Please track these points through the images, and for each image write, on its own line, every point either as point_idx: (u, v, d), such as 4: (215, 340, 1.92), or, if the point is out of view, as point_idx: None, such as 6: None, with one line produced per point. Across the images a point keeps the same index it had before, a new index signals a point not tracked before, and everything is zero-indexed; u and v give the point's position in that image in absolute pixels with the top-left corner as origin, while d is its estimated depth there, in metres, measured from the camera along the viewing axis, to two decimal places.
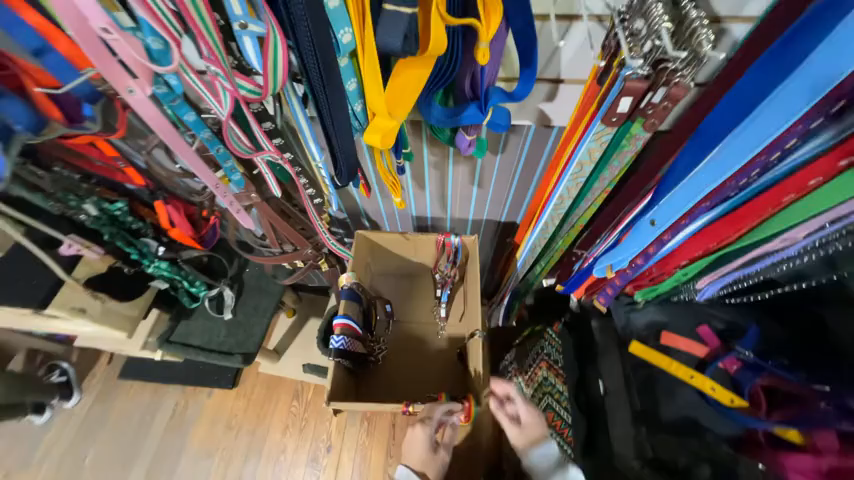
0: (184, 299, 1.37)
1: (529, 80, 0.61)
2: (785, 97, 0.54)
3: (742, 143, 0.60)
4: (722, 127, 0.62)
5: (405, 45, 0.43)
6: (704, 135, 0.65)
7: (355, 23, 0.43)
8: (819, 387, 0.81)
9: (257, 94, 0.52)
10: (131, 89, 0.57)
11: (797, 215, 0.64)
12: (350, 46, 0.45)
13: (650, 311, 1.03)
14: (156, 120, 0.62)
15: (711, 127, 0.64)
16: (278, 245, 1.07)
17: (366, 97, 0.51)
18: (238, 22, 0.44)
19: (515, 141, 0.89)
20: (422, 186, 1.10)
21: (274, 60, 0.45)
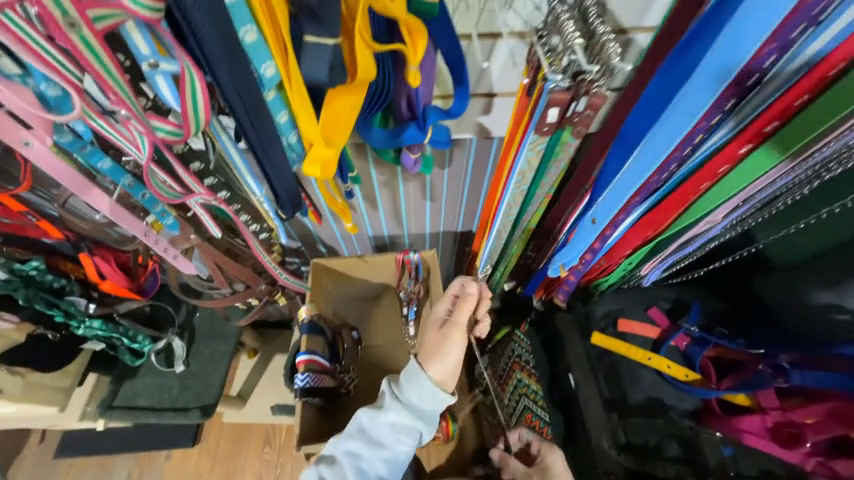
0: (127, 358, 1.26)
1: (464, 96, 0.60)
2: (691, 97, 0.54)
3: (654, 145, 0.61)
4: (638, 132, 0.61)
5: (333, 77, 0.41)
6: (625, 139, 0.63)
7: (276, 55, 0.41)
8: (757, 351, 0.91)
9: (177, 135, 0.48)
10: (27, 141, 0.52)
11: (718, 196, 0.70)
12: (275, 79, 0.44)
13: (607, 301, 1.08)
14: (61, 171, 0.57)
15: (631, 131, 0.62)
16: (228, 285, 1.00)
17: (300, 128, 0.50)
18: (147, 62, 0.41)
19: (459, 154, 0.91)
20: (375, 206, 1.09)
21: (193, 98, 0.43)
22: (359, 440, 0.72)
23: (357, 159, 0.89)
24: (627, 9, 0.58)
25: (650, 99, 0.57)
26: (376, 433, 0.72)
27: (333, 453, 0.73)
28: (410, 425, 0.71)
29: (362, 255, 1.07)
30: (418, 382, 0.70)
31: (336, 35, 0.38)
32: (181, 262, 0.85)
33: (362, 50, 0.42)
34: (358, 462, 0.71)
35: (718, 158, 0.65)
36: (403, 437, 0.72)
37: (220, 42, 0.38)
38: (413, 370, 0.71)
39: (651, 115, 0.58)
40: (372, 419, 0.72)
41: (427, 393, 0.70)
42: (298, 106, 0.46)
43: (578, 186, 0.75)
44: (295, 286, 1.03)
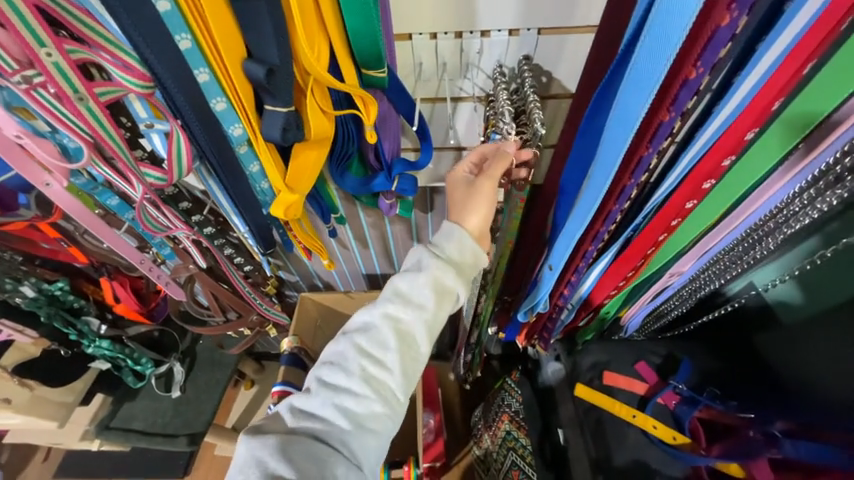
0: (130, 379, 1.32)
1: (428, 150, 0.67)
2: (603, 160, 0.53)
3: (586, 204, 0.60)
4: (575, 185, 0.62)
5: (285, 136, 0.50)
6: (566, 192, 0.64)
7: (243, 120, 0.50)
8: (746, 415, 0.84)
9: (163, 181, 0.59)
10: (48, 182, 0.61)
11: (674, 244, 0.70)
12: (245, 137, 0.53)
13: (592, 351, 1.05)
14: (73, 208, 0.66)
15: (569, 184, 0.62)
16: (222, 313, 1.06)
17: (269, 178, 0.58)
18: (144, 122, 0.52)
19: (441, 199, 0.97)
20: (366, 245, 1.16)
21: (178, 149, 0.53)
22: (393, 306, 0.61)
23: (346, 203, 0.98)
24: (571, 77, 0.65)
25: (576, 158, 0.58)
26: (412, 295, 0.61)
27: (364, 321, 0.63)
28: (450, 285, 0.61)
29: (348, 291, 1.11)
30: (454, 237, 0.61)
31: (288, 104, 0.47)
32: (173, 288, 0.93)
33: (316, 114, 0.51)
34: (392, 327, 0.61)
35: (666, 211, 0.63)
36: (443, 300, 0.61)
37: (188, 101, 0.47)
38: (450, 225, 0.62)
39: (580, 172, 0.60)
40: (408, 279, 0.61)
41: (467, 246, 0.62)
42: (264, 159, 0.54)
43: (537, 230, 0.77)
44: (278, 318, 1.09)
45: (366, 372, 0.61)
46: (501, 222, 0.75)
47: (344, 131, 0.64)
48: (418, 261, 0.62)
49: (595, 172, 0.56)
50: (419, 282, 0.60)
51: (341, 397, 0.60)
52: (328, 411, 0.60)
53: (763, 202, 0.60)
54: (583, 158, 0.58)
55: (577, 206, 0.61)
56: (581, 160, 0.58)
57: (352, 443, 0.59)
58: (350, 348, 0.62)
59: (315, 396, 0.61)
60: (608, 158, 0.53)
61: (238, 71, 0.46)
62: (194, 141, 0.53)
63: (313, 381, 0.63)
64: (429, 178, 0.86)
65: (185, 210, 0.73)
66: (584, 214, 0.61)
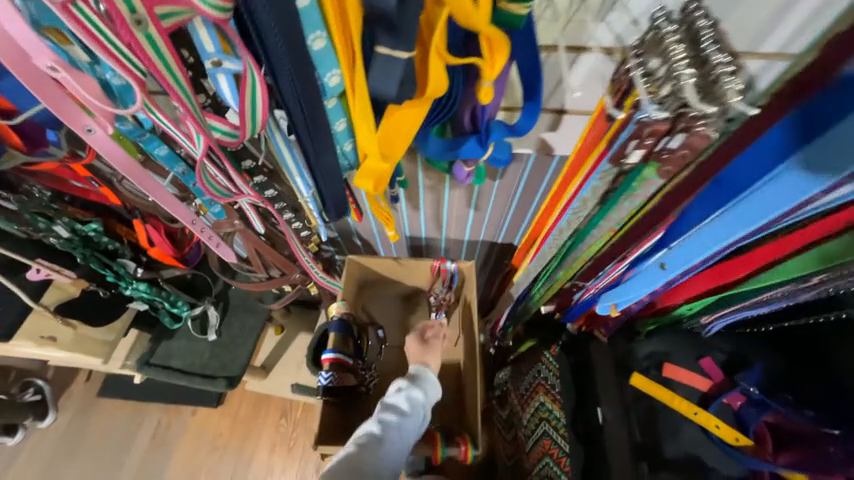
0: (166, 320, 1.32)
1: (533, 113, 0.55)
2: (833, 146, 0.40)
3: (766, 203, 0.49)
4: (745, 181, 0.50)
5: (401, 91, 0.41)
6: (724, 186, 0.53)
7: (343, 64, 0.41)
8: (829, 430, 0.79)
9: (233, 136, 0.51)
10: (88, 128, 0.53)
11: (816, 261, 0.60)
12: (339, 87, 0.43)
13: (652, 342, 0.99)
14: (115, 158, 0.58)
15: (734, 178, 0.51)
16: (264, 270, 1.01)
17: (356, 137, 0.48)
18: (210, 59, 0.41)
19: (514, 168, 0.85)
20: (417, 208, 1.05)
21: (253, 97, 0.43)
22: (385, 407, 0.76)
23: (407, 162, 0.86)
24: (739, 32, 0.50)
25: (770, 139, 0.45)
26: (399, 406, 0.76)
27: (362, 435, 0.70)
28: (428, 391, 0.81)
29: (398, 257, 1.05)
30: (427, 375, 0.83)
31: (412, 49, 0.37)
32: (223, 249, 0.86)
33: (436, 64, 0.39)
34: (386, 429, 0.72)
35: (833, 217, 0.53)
36: (424, 396, 0.80)
37: (282, 36, 0.36)
38: (420, 371, 0.83)
39: (766, 159, 0.47)
40: (395, 397, 0.78)
41: (432, 375, 0.84)
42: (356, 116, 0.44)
43: (648, 223, 0.63)
44: (327, 284, 1.04)
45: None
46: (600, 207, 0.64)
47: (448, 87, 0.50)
48: (401, 386, 0.80)
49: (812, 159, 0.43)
50: (401, 400, 0.77)
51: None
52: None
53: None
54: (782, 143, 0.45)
55: (746, 201, 0.51)
56: (777, 147, 0.45)
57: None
58: (352, 444, 0.68)
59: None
60: (844, 145, 0.40)
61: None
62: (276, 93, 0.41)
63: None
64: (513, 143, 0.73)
65: (247, 169, 0.65)
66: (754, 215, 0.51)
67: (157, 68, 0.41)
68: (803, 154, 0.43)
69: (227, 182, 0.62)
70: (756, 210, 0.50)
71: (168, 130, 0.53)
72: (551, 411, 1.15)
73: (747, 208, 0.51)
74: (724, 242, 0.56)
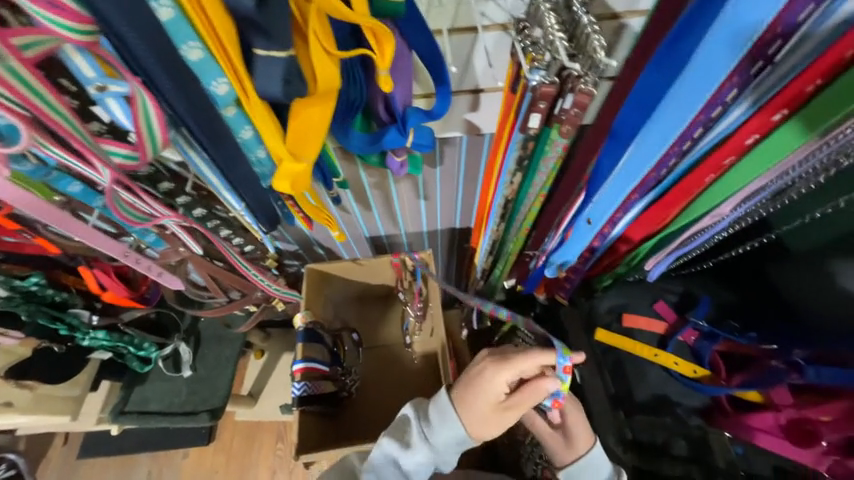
0: (135, 365, 1.28)
1: (446, 97, 0.57)
2: (683, 96, 0.47)
3: (655, 140, 0.54)
4: (631, 131, 0.54)
5: (289, 89, 0.43)
6: (619, 137, 0.56)
7: (228, 73, 0.44)
8: (770, 346, 0.87)
9: (134, 158, 0.53)
10: None
11: (728, 187, 0.62)
12: (230, 95, 0.46)
13: (610, 296, 1.04)
14: (25, 202, 0.57)
15: (624, 128, 0.55)
16: (224, 294, 1.01)
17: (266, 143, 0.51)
18: (94, 85, 0.43)
19: (450, 152, 0.87)
20: (369, 207, 1.07)
21: (146, 116, 0.45)
22: (395, 441, 0.75)
23: (346, 163, 0.87)
24: None
25: (638, 95, 0.50)
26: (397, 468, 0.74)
27: (375, 460, 0.75)
28: (449, 445, 0.73)
29: (356, 259, 1.08)
30: (451, 423, 0.72)
31: (286, 48, 0.40)
32: (165, 278, 0.85)
33: (320, 58, 0.42)
34: (397, 466, 0.74)
35: (723, 149, 0.57)
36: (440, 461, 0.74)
37: (150, 52, 0.39)
38: (446, 413, 0.72)
39: (642, 113, 0.52)
40: (408, 440, 0.75)
41: (457, 429, 0.72)
42: (258, 118, 0.47)
43: (571, 183, 0.68)
44: (287, 296, 1.03)
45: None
46: (512, 180, 0.69)
47: (351, 79, 0.55)
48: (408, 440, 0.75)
49: (667, 115, 0.50)
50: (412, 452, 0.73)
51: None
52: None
53: (814, 152, 0.53)
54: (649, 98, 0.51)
55: (631, 153, 0.56)
56: (642, 98, 0.50)
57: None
58: None
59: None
60: (700, 73, 0.44)
61: (218, 7, 0.39)
62: (167, 106, 0.45)
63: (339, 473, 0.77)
64: (440, 129, 0.75)
65: (166, 192, 0.70)
66: (642, 163, 0.57)
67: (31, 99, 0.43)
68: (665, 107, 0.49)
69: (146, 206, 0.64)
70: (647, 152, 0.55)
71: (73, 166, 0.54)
72: None
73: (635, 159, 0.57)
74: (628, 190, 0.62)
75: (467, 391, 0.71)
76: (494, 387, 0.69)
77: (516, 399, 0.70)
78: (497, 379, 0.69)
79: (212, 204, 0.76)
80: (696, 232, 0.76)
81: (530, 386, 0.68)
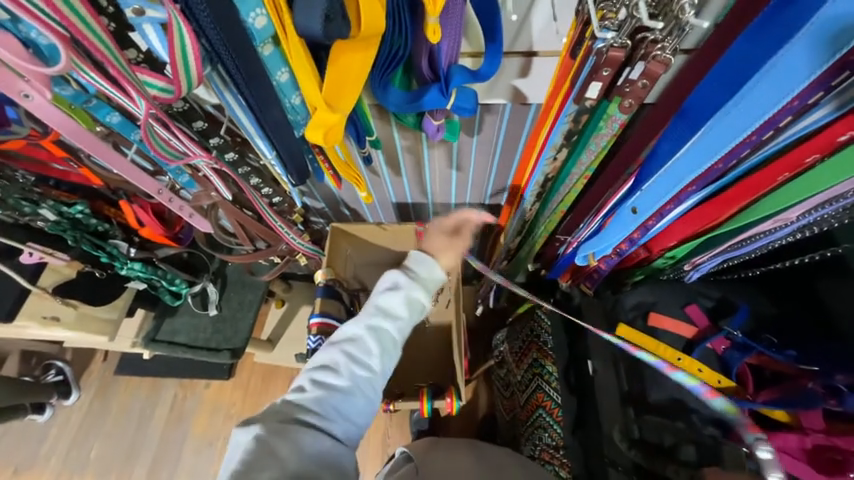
0: (168, 298, 1.34)
1: (495, 56, 0.54)
2: (778, 72, 0.43)
3: (731, 124, 0.48)
4: (706, 109, 0.50)
5: (328, 28, 0.40)
6: (688, 117, 0.52)
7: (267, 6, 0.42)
8: (809, 367, 0.81)
9: (168, 91, 0.54)
10: (26, 93, 0.54)
11: (801, 192, 0.55)
12: (267, 29, 0.45)
13: (640, 292, 0.98)
14: (63, 124, 0.60)
15: (696, 107, 0.51)
16: (250, 242, 1.03)
17: (302, 89, 0.49)
18: (132, 8, 0.42)
19: (490, 121, 0.82)
20: (398, 172, 1.04)
21: (183, 48, 0.44)
22: (383, 294, 0.79)
23: (379, 123, 0.84)
24: None
25: (722, 68, 0.46)
26: (386, 308, 0.78)
27: (362, 322, 0.77)
28: (431, 277, 0.82)
29: (380, 223, 1.08)
30: (428, 264, 0.82)
31: None
32: (195, 220, 0.88)
33: None
34: (384, 316, 0.78)
35: (804, 146, 0.51)
36: (424, 284, 0.81)
37: None
38: (425, 257, 0.83)
39: (722, 90, 0.48)
40: (395, 288, 0.80)
41: (436, 271, 0.82)
42: (296, 62, 0.46)
43: (619, 168, 0.62)
44: (309, 252, 1.04)
45: (342, 404, 0.70)
46: (557, 157, 0.64)
47: (396, 25, 0.50)
48: (394, 282, 0.81)
49: (752, 94, 0.45)
50: (398, 296, 0.78)
51: (333, 392, 0.70)
52: (319, 406, 0.68)
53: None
54: (735, 74, 0.46)
55: (700, 136, 0.51)
56: (727, 73, 0.46)
57: (337, 429, 0.68)
58: (340, 355, 0.73)
59: (309, 392, 0.70)
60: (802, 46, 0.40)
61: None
62: (203, 38, 0.44)
63: (326, 346, 0.77)
64: (484, 95, 0.70)
65: (200, 131, 0.70)
66: (708, 150, 0.52)
67: (69, 21, 0.44)
68: (751, 84, 0.44)
69: (181, 144, 0.66)
70: (721, 136, 0.50)
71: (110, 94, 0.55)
72: (543, 367, 1.10)
73: (702, 143, 0.51)
74: (684, 182, 0.56)
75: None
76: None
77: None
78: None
79: (246, 148, 0.76)
80: (751, 236, 0.69)
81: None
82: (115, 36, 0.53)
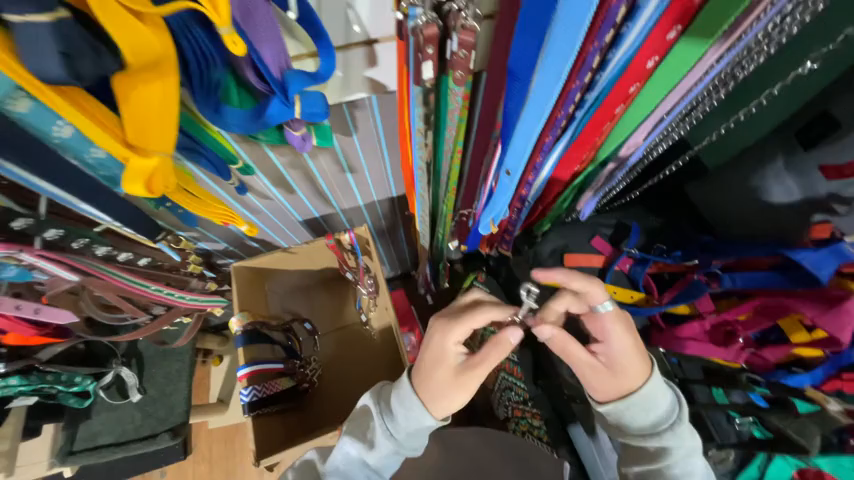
0: (72, 401, 1.17)
1: (329, 52, 0.51)
2: (568, 22, 0.41)
3: (550, 80, 0.48)
4: (528, 66, 0.49)
5: (72, 65, 0.35)
6: (516, 77, 0.51)
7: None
8: (692, 262, 0.93)
9: None
10: None
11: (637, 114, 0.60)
12: (11, 88, 0.42)
13: (550, 239, 1.05)
14: None
15: (519, 65, 0.50)
16: (145, 312, 0.91)
17: (88, 137, 0.44)
18: None
19: (363, 117, 0.78)
20: (291, 190, 0.97)
21: None
22: (356, 442, 0.71)
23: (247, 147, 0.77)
24: None
25: (526, 27, 0.44)
26: (361, 453, 0.71)
27: (332, 463, 0.72)
28: (412, 423, 0.68)
29: (288, 247, 1.01)
30: (411, 403, 0.67)
31: (45, 10, 0.31)
32: (46, 313, 0.74)
33: (124, 21, 0.34)
34: (354, 470, 0.71)
35: (625, 77, 0.54)
36: (403, 442, 0.70)
37: None
38: (405, 390, 0.68)
39: (533, 45, 0.46)
40: (368, 440, 0.71)
41: (422, 419, 0.67)
42: (65, 112, 0.41)
43: (485, 135, 0.64)
44: (209, 302, 0.95)
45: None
46: (426, 140, 0.65)
47: (191, 43, 0.43)
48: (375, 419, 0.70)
49: (554, 47, 0.44)
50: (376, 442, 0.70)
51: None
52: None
53: (718, 58, 0.50)
54: (537, 26, 0.44)
55: (532, 92, 0.51)
56: (530, 30, 0.45)
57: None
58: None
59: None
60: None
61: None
62: None
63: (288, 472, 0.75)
64: (341, 91, 0.66)
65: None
66: (542, 104, 0.53)
67: None
68: (552, 38, 0.43)
69: None
70: (546, 87, 0.50)
71: None
72: None
73: (535, 99, 0.52)
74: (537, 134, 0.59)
75: (425, 356, 0.69)
76: (438, 343, 0.68)
77: (478, 358, 0.66)
78: (447, 342, 0.68)
79: (73, 223, 0.68)
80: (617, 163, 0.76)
81: (494, 340, 0.67)
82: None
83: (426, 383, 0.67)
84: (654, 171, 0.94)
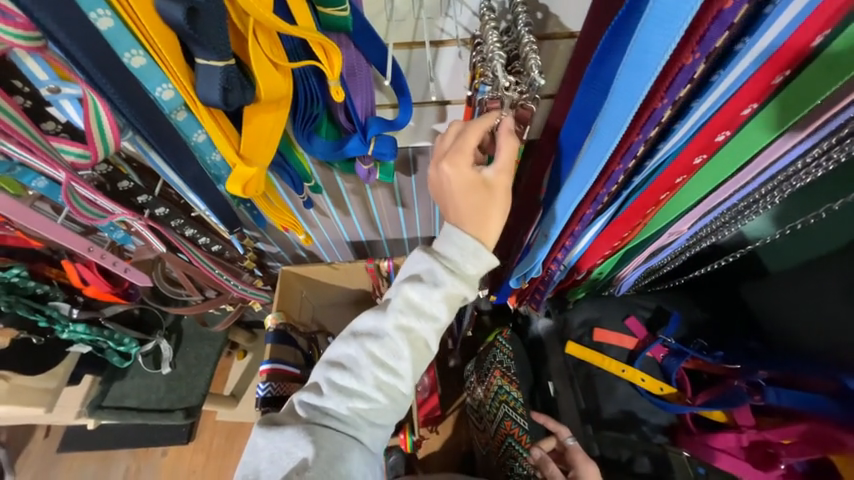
0: (115, 359, 1.29)
1: (407, 107, 0.58)
2: (611, 116, 0.47)
3: (591, 160, 0.54)
4: (578, 142, 0.55)
5: (226, 96, 0.45)
6: (567, 150, 0.58)
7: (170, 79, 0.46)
8: (734, 365, 0.89)
9: (86, 157, 0.56)
10: None
11: (680, 204, 0.63)
12: (177, 99, 0.49)
13: (583, 308, 1.03)
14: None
15: (571, 140, 0.56)
16: (199, 292, 1.02)
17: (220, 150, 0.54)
18: (47, 86, 0.48)
19: (424, 161, 0.87)
20: (347, 212, 1.07)
21: (99, 120, 0.50)
22: (414, 286, 0.59)
23: (320, 169, 0.88)
24: (568, 11, 0.52)
25: (578, 111, 0.52)
26: (408, 310, 0.60)
27: (384, 331, 0.61)
28: (470, 251, 0.57)
29: (332, 262, 1.10)
30: (459, 240, 0.57)
31: (223, 59, 0.42)
32: (134, 274, 0.87)
33: (265, 68, 0.45)
34: (414, 313, 0.60)
35: (669, 171, 0.57)
36: (468, 278, 0.59)
37: (83, 50, 0.42)
38: (449, 230, 0.58)
39: (583, 126, 0.53)
40: (431, 282, 0.59)
41: (480, 251, 0.57)
42: (206, 123, 0.51)
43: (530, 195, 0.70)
44: (250, 295, 1.05)
45: (359, 408, 0.62)
46: None
47: (306, 87, 0.56)
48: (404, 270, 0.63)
49: (598, 134, 0.50)
50: (435, 297, 0.58)
51: (354, 400, 0.62)
52: (339, 413, 0.62)
53: (792, 147, 0.50)
54: (589, 113, 0.51)
55: (576, 167, 0.56)
56: (581, 115, 0.52)
57: (363, 437, 0.63)
58: (340, 366, 0.64)
59: (328, 398, 0.62)
60: (623, 94, 0.44)
61: (149, 12, 0.40)
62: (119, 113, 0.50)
63: (343, 336, 0.66)
64: (410, 137, 0.76)
65: (127, 189, 0.72)
66: (580, 180, 0.57)
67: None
68: (598, 126, 0.49)
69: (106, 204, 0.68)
70: (586, 167, 0.55)
71: (26, 160, 0.57)
72: (508, 393, 1.00)
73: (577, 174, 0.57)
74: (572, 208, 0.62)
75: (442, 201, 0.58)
76: (452, 179, 0.54)
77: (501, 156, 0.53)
78: (455, 177, 0.54)
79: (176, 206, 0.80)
80: (659, 247, 0.77)
81: (500, 135, 0.52)
82: (32, 113, 0.58)
83: (448, 214, 0.58)
84: (701, 263, 0.92)
